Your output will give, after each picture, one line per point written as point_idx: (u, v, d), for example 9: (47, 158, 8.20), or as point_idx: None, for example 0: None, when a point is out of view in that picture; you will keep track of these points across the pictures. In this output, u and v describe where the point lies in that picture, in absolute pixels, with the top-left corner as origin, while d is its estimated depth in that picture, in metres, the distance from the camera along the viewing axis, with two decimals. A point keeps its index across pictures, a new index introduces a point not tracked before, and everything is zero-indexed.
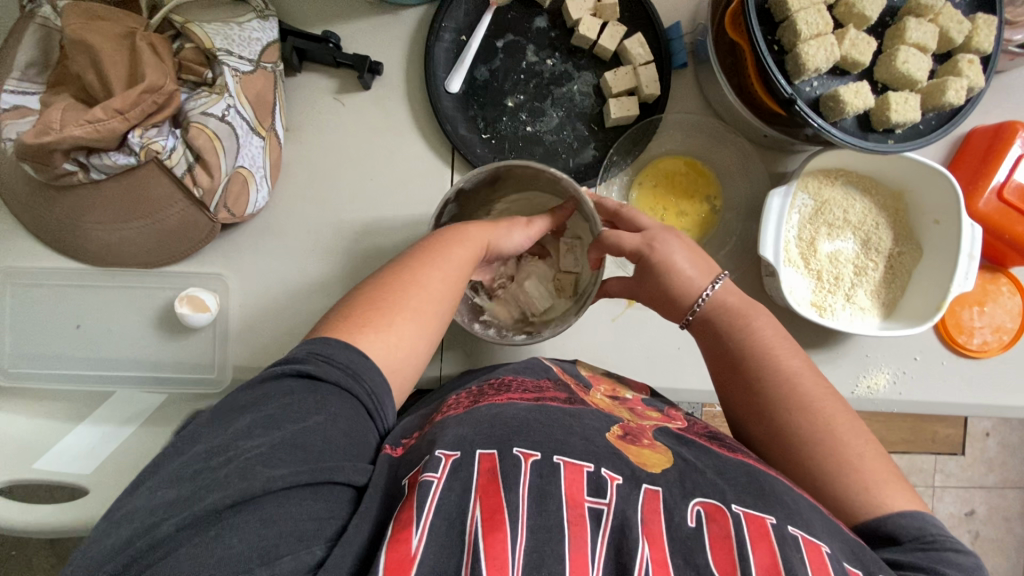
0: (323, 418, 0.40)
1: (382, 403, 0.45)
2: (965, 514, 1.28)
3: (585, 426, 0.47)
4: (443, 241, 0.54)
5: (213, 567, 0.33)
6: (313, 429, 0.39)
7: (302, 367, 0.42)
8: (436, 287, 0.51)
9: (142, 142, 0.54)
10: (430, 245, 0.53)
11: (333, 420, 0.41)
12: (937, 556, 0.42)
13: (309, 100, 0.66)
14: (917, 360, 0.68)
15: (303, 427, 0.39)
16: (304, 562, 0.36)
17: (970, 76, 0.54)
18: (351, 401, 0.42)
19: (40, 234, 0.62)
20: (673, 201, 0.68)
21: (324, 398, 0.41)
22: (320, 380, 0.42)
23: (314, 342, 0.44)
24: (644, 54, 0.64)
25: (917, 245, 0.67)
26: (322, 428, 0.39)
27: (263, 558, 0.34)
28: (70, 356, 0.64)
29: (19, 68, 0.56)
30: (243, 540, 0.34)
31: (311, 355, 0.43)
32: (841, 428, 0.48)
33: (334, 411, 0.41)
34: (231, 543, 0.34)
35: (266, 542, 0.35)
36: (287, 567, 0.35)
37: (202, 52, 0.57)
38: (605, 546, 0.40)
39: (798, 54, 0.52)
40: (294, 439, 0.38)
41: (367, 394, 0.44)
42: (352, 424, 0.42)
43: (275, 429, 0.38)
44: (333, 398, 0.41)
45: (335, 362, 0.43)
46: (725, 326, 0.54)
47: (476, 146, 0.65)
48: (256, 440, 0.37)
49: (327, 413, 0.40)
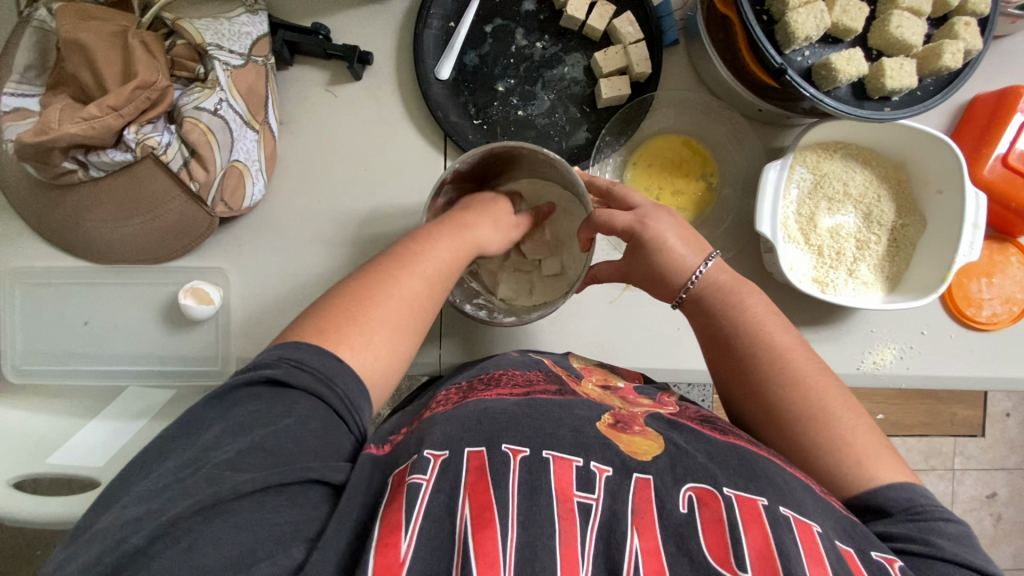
0: (293, 421, 0.39)
1: (358, 406, 0.43)
2: (987, 496, 1.25)
3: (574, 417, 0.47)
4: (420, 239, 0.53)
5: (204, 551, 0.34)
6: (282, 432, 0.38)
7: (270, 371, 0.41)
8: (413, 287, 0.50)
9: (137, 138, 0.55)
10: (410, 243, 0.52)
11: (304, 423, 0.40)
12: (926, 526, 0.42)
13: (301, 93, 0.67)
14: (924, 335, 0.67)
15: (272, 430, 0.38)
16: (283, 566, 0.36)
17: (966, 39, 0.52)
18: (322, 406, 0.41)
19: (46, 234, 0.64)
20: (669, 179, 0.67)
21: (294, 402, 0.40)
22: (287, 385, 0.41)
23: (286, 347, 0.43)
24: (633, 33, 0.64)
25: (921, 217, 0.65)
26: (293, 429, 0.39)
27: (241, 565, 0.34)
28: (80, 352, 0.66)
29: (18, 72, 0.58)
30: (215, 542, 0.34)
31: (281, 360, 0.42)
32: (832, 401, 0.48)
33: (305, 412, 0.40)
34: (207, 552, 0.34)
35: (242, 547, 0.35)
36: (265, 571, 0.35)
37: (194, 48, 0.57)
38: (594, 540, 0.40)
39: (787, 23, 0.51)
40: (265, 443, 0.38)
41: (340, 399, 0.42)
42: (326, 427, 0.41)
43: (246, 434, 0.38)
44: (302, 402, 0.40)
45: (305, 367, 0.42)
46: (720, 309, 0.53)
47: (468, 133, 0.66)
48: (224, 447, 0.37)
49: (296, 415, 0.40)
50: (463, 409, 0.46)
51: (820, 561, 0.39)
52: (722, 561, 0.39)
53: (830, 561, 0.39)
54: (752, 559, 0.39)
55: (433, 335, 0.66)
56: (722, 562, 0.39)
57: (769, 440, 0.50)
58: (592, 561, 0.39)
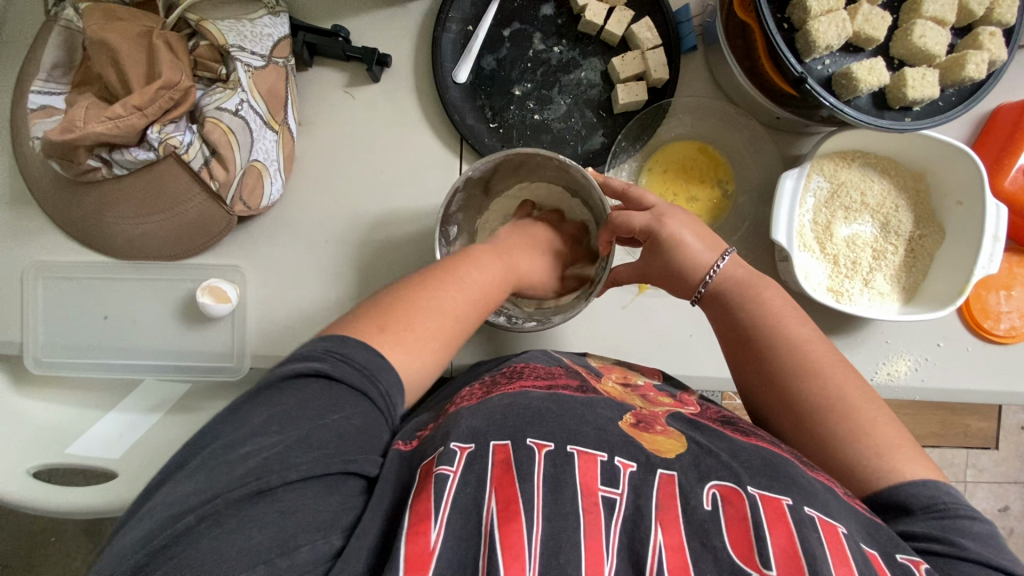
0: (339, 416, 0.39)
1: (393, 402, 0.43)
2: (999, 509, 1.23)
3: (597, 416, 0.47)
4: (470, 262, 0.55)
5: (234, 559, 0.33)
6: (327, 427, 0.38)
7: (318, 366, 0.40)
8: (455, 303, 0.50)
9: (160, 137, 0.56)
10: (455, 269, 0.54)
11: (349, 419, 0.39)
12: (951, 525, 0.42)
13: (320, 94, 0.68)
14: (940, 347, 0.66)
15: (320, 424, 0.38)
16: (323, 552, 0.36)
17: (991, 49, 0.52)
18: (365, 403, 0.40)
19: (68, 229, 0.65)
20: (683, 185, 0.67)
21: (340, 396, 0.39)
22: (335, 380, 0.40)
23: (331, 340, 0.42)
24: (652, 38, 0.64)
25: (939, 228, 0.64)
26: (338, 424, 0.38)
27: (284, 548, 0.34)
28: (100, 346, 0.67)
29: (45, 70, 0.59)
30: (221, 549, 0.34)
31: (328, 354, 0.41)
32: (847, 388, 0.49)
33: (348, 410, 0.39)
34: (253, 534, 0.34)
35: (282, 533, 0.35)
36: (306, 558, 0.35)
37: (216, 49, 0.59)
38: (619, 534, 0.40)
39: (809, 31, 0.50)
40: (309, 436, 0.37)
41: (381, 396, 0.42)
42: (366, 421, 0.40)
43: (290, 424, 0.37)
44: (346, 397, 0.40)
45: (351, 361, 0.41)
46: (738, 304, 0.54)
47: (485, 136, 0.66)
48: (273, 436, 0.36)
49: (343, 411, 0.39)
50: (486, 405, 0.47)
51: (845, 561, 0.39)
52: (746, 558, 0.39)
53: (855, 561, 0.39)
54: (776, 558, 0.39)
55: None
56: (746, 559, 0.39)
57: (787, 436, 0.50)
58: (617, 556, 0.39)
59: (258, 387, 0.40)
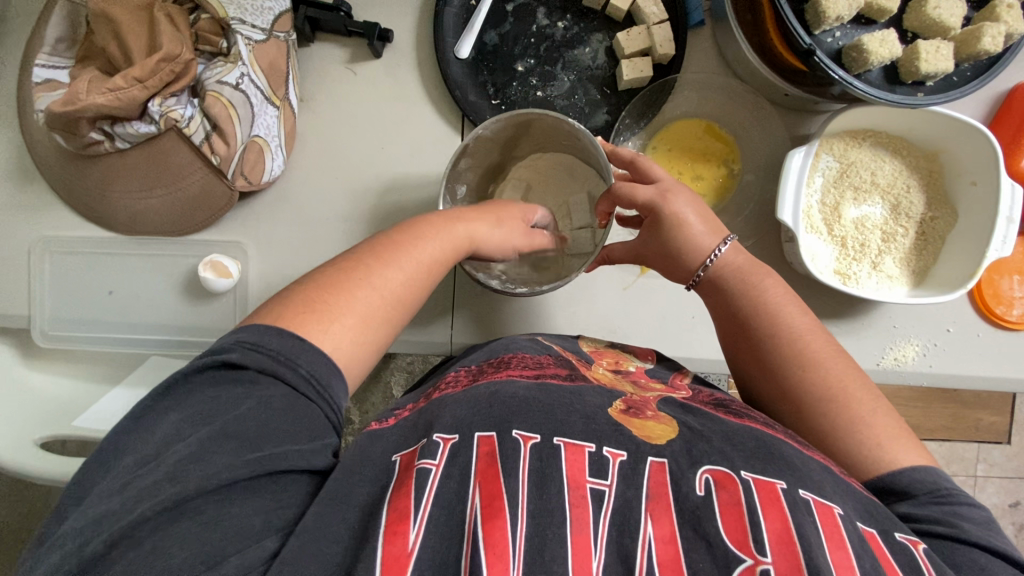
0: (254, 403, 0.39)
1: (328, 384, 0.43)
2: (1009, 505, 1.21)
3: (586, 404, 0.47)
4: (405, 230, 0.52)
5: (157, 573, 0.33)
6: (245, 417, 0.38)
7: (226, 356, 0.41)
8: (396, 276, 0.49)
9: (161, 110, 0.56)
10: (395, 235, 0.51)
11: (266, 404, 0.39)
12: (952, 509, 0.42)
13: (322, 70, 0.67)
14: (950, 332, 0.65)
15: (236, 415, 0.38)
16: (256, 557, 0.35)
17: (1009, 20, 0.50)
18: (282, 388, 0.41)
19: (73, 204, 0.66)
20: (689, 164, 0.66)
21: (256, 382, 0.40)
22: (243, 368, 0.40)
23: (245, 331, 0.43)
24: (658, 13, 0.63)
25: (951, 209, 0.63)
26: (253, 412, 0.38)
27: (211, 562, 0.34)
28: (106, 320, 0.68)
29: (49, 44, 0.59)
30: (186, 548, 0.34)
31: (239, 344, 0.42)
32: (851, 380, 0.48)
33: (265, 395, 0.40)
34: (175, 552, 0.34)
35: (207, 545, 0.34)
36: (235, 567, 0.34)
37: (217, 23, 0.58)
38: (607, 529, 0.39)
39: (817, 2, 0.49)
40: (225, 429, 0.37)
41: (305, 378, 0.42)
42: (289, 407, 0.40)
43: (206, 423, 0.38)
44: (263, 384, 0.40)
45: (263, 349, 0.41)
46: (739, 284, 0.53)
47: (486, 112, 0.65)
48: (186, 439, 0.37)
49: (257, 398, 0.39)
50: (471, 393, 0.47)
51: (840, 545, 0.38)
52: (741, 544, 0.38)
53: (852, 544, 0.38)
54: (771, 544, 0.38)
55: (444, 312, 0.67)
56: (740, 545, 0.38)
57: (782, 419, 0.50)
58: (605, 548, 0.39)
59: (166, 386, 0.40)
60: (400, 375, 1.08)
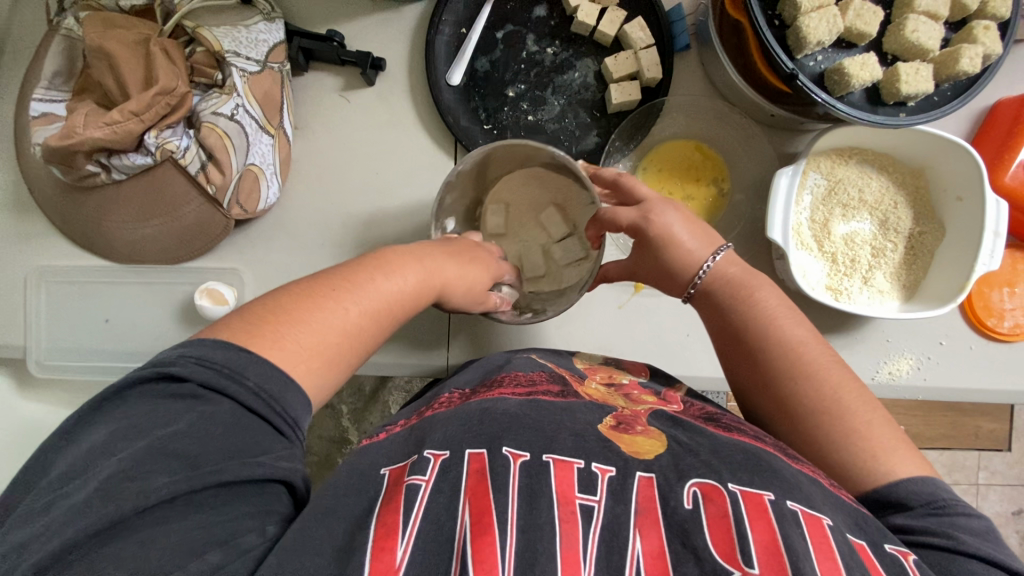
0: (195, 419, 0.37)
1: (278, 395, 0.41)
2: (1013, 513, 1.21)
3: (576, 422, 0.47)
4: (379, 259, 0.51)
5: None
6: (182, 435, 0.36)
7: (168, 370, 0.38)
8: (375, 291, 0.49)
9: (157, 142, 0.57)
10: (365, 260, 0.51)
11: (209, 419, 0.37)
12: (949, 521, 0.42)
13: (316, 98, 0.69)
14: (943, 346, 0.65)
15: (174, 433, 0.36)
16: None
17: (986, 43, 0.51)
18: (228, 403, 0.39)
19: (69, 234, 0.66)
20: (679, 184, 0.67)
21: (195, 399, 0.38)
22: (184, 381, 0.38)
23: (189, 343, 0.40)
24: (644, 38, 0.64)
25: (939, 224, 0.63)
26: (192, 429, 0.37)
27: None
28: (102, 348, 0.68)
29: (46, 78, 0.60)
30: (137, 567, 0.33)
31: (182, 357, 0.39)
32: (847, 397, 0.48)
33: (208, 411, 0.38)
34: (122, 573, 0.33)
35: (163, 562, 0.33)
36: None
37: (213, 56, 0.59)
38: (596, 542, 0.39)
39: (799, 29, 0.50)
40: (163, 446, 0.36)
41: (251, 391, 0.40)
42: (232, 428, 0.38)
43: (143, 437, 0.36)
44: (205, 399, 0.38)
45: (206, 362, 0.39)
46: (730, 299, 0.54)
47: (477, 137, 0.66)
48: (118, 456, 0.35)
49: (199, 413, 0.37)
50: (463, 411, 0.48)
51: (829, 556, 0.38)
52: (728, 556, 0.38)
53: (841, 555, 0.38)
54: (757, 555, 0.38)
55: (440, 334, 0.67)
56: (728, 557, 0.38)
57: (778, 434, 0.50)
58: (594, 563, 0.38)
59: (99, 400, 0.38)
60: (399, 393, 1.08)
